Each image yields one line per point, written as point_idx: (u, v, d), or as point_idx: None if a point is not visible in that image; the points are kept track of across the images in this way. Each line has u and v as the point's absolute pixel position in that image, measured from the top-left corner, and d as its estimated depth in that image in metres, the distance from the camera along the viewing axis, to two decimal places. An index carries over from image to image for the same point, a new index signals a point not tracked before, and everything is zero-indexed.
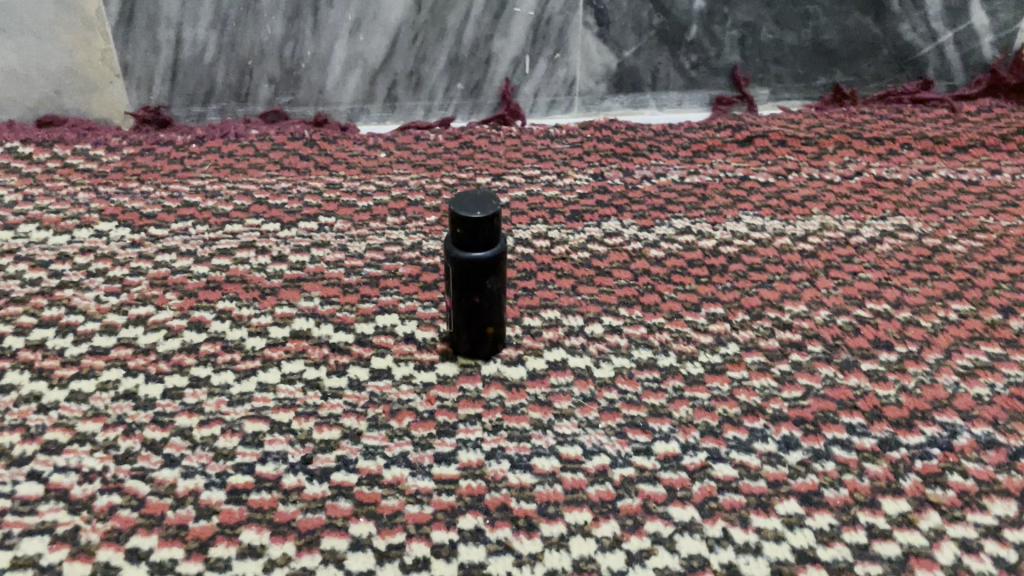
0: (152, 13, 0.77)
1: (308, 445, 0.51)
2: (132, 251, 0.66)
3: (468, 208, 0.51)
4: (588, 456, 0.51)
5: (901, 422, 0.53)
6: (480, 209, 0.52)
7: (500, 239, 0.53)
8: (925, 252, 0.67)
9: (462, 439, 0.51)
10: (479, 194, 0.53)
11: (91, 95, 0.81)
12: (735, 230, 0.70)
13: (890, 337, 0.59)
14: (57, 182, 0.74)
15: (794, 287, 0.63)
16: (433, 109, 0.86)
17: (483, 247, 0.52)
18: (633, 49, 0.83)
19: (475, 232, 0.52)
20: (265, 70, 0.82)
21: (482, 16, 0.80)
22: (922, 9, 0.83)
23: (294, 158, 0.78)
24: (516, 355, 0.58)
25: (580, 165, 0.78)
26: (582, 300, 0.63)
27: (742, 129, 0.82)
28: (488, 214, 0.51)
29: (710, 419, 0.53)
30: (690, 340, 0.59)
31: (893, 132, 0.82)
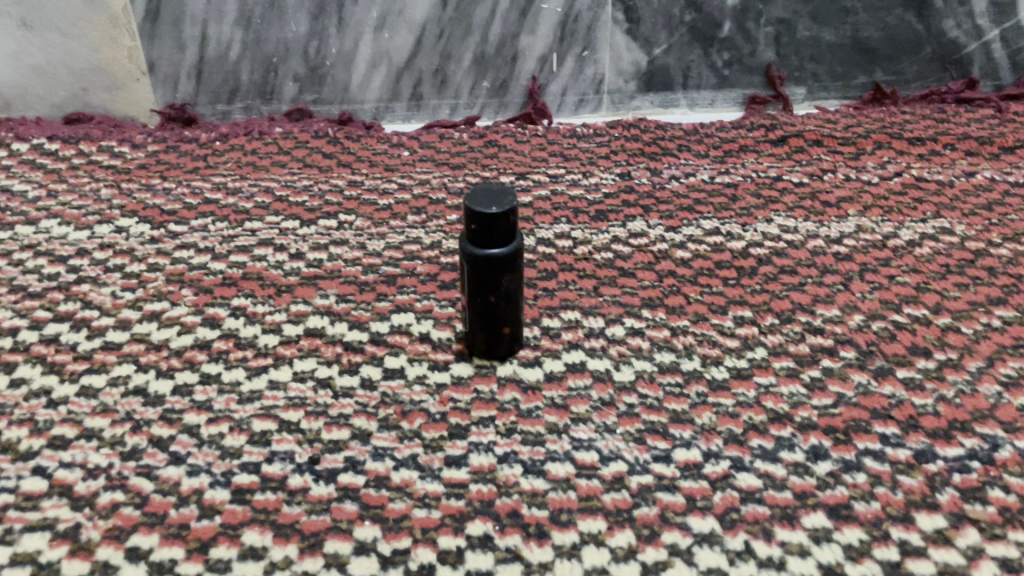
0: (177, 12, 0.77)
1: (316, 444, 0.50)
2: (151, 247, 0.66)
3: (482, 203, 0.50)
4: (605, 463, 0.48)
5: (938, 433, 0.50)
6: (495, 204, 0.50)
7: (516, 236, 0.52)
8: (967, 256, 0.64)
9: (474, 442, 0.50)
10: (496, 188, 0.51)
11: (117, 93, 0.81)
12: (766, 231, 0.67)
13: (928, 344, 0.56)
14: (80, 179, 0.74)
15: (826, 291, 0.61)
16: (458, 108, 0.85)
17: (498, 243, 0.51)
18: (664, 47, 0.81)
19: (490, 228, 0.50)
20: (290, 67, 0.81)
21: (509, 13, 0.79)
22: (968, 5, 0.80)
23: (317, 157, 0.77)
24: (533, 357, 0.56)
25: (606, 164, 0.76)
26: (604, 301, 0.61)
27: (776, 128, 0.79)
28: (504, 210, 0.50)
29: (735, 426, 0.50)
30: (716, 344, 0.56)
31: (936, 133, 0.78)
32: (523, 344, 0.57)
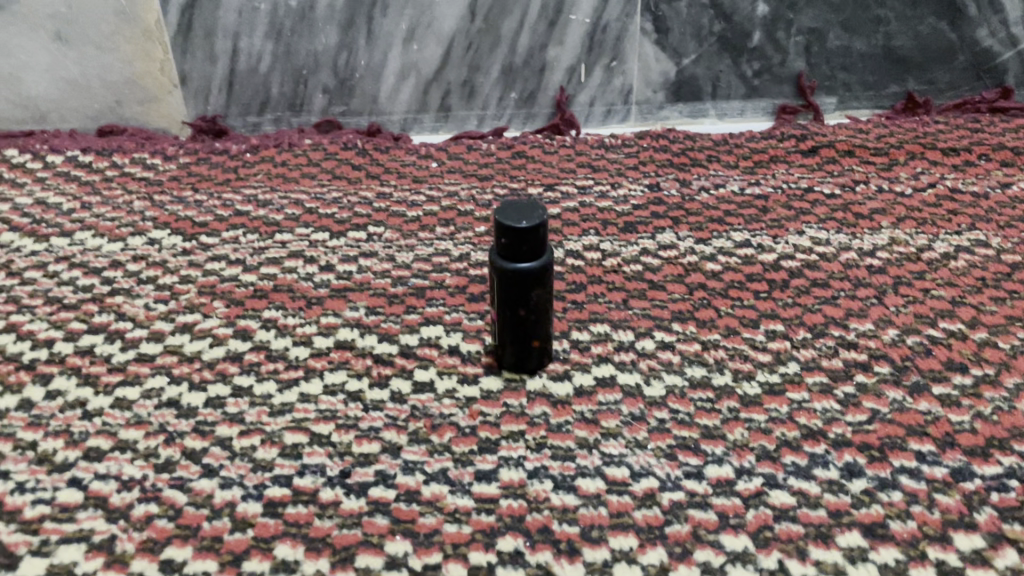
0: (209, 25, 0.78)
1: (347, 458, 0.50)
2: (183, 259, 0.66)
3: (511, 218, 0.50)
4: (636, 478, 0.48)
5: (976, 451, 0.49)
6: (525, 218, 0.50)
7: (546, 249, 0.52)
8: (1003, 269, 0.63)
9: (504, 456, 0.50)
10: (526, 203, 0.51)
11: (149, 105, 0.82)
12: (798, 243, 0.66)
13: (964, 359, 0.55)
14: (114, 191, 0.75)
15: (860, 304, 0.60)
16: (486, 119, 0.85)
17: (528, 257, 0.51)
18: (693, 57, 0.81)
19: (520, 241, 0.50)
20: (319, 79, 0.81)
21: (538, 24, 0.79)
22: (1002, 14, 0.79)
23: (346, 168, 0.78)
24: (563, 370, 0.56)
25: (635, 175, 0.76)
26: (634, 314, 0.60)
27: (807, 139, 0.79)
28: (534, 224, 0.50)
29: (768, 442, 0.50)
30: (748, 358, 0.56)
31: (970, 143, 0.77)
32: (553, 359, 0.56)
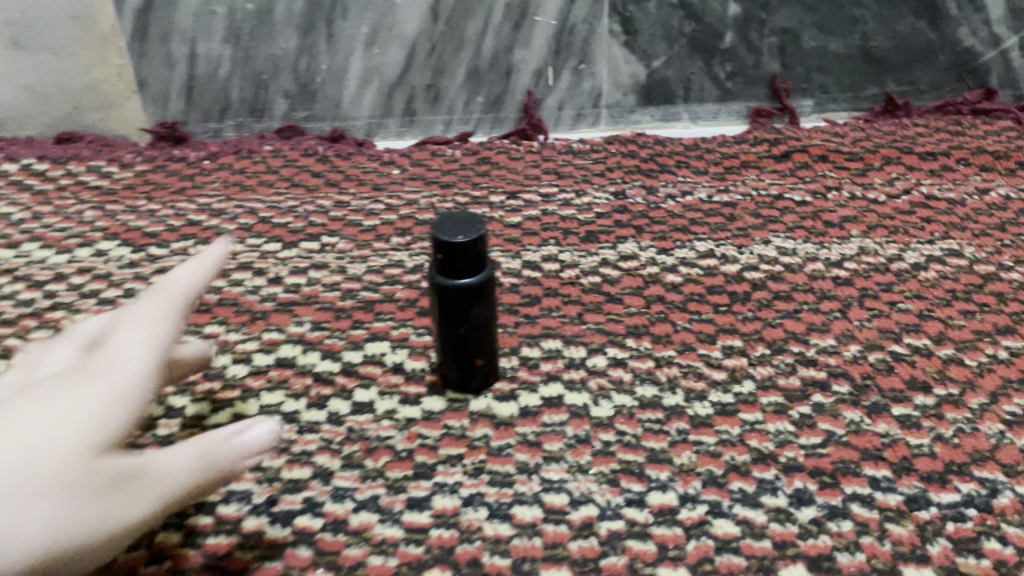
0: (166, 29, 0.76)
1: (275, 484, 0.48)
2: (129, 272, 0.65)
3: (447, 232, 0.47)
4: (574, 506, 0.46)
5: (933, 477, 0.46)
6: (461, 232, 0.47)
7: (486, 264, 0.49)
8: (976, 281, 0.60)
9: (439, 482, 0.48)
10: (467, 214, 0.48)
11: (109, 111, 0.80)
12: (763, 254, 0.64)
13: (928, 378, 0.52)
14: (66, 200, 0.73)
15: (822, 318, 0.57)
16: (452, 124, 0.83)
17: (466, 273, 0.48)
18: (663, 59, 0.79)
19: (457, 258, 0.47)
20: (280, 84, 0.79)
21: (502, 26, 0.76)
22: (983, 12, 0.76)
23: (305, 176, 0.76)
24: (509, 390, 0.54)
25: (600, 182, 0.73)
26: (587, 329, 0.58)
27: (781, 143, 0.76)
28: (471, 240, 0.47)
29: (715, 467, 0.48)
30: (702, 376, 0.54)
31: (949, 146, 0.74)
32: (500, 376, 0.54)
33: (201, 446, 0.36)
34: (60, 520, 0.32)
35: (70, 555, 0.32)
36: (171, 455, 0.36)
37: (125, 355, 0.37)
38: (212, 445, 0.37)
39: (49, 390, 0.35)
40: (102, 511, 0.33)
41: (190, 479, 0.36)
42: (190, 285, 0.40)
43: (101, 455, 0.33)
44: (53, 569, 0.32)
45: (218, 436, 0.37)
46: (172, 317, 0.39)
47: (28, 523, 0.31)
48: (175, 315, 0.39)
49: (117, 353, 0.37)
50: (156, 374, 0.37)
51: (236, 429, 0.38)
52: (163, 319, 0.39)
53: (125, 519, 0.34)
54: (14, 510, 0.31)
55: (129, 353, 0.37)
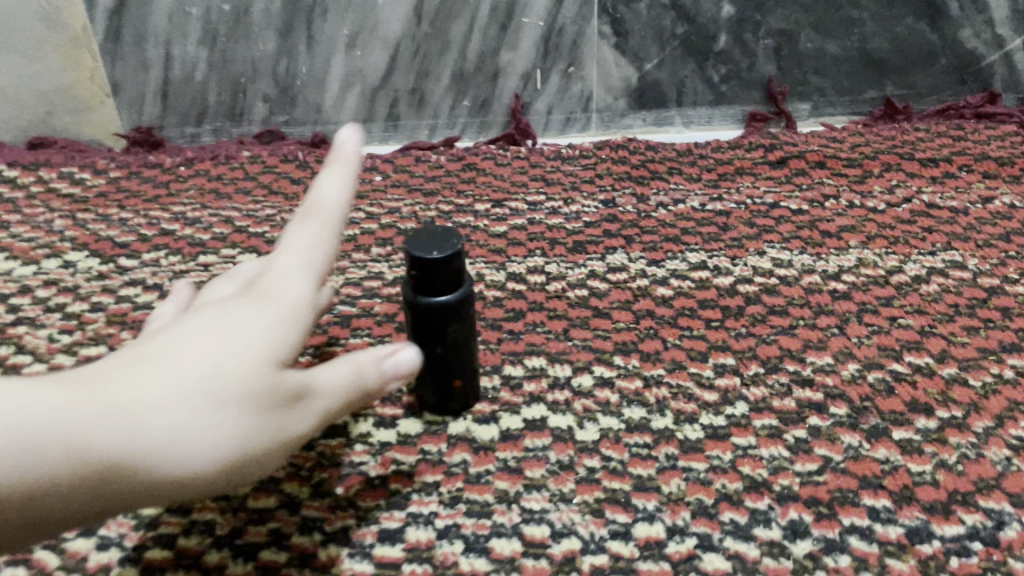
0: (140, 30, 0.73)
1: (240, 514, 0.45)
2: (97, 284, 0.62)
3: (420, 248, 0.44)
4: (556, 539, 0.43)
5: (935, 508, 0.44)
6: (436, 248, 0.44)
7: (463, 280, 0.46)
8: (979, 295, 0.58)
9: (413, 512, 0.45)
10: (444, 228, 0.45)
11: (81, 116, 0.77)
12: (757, 265, 0.61)
13: (930, 399, 0.50)
14: (35, 209, 0.70)
15: (819, 335, 0.55)
16: (438, 128, 0.80)
17: (441, 292, 0.45)
18: (655, 61, 0.76)
19: (430, 274, 0.44)
20: (259, 88, 0.77)
21: (488, 27, 0.74)
22: (986, 13, 0.74)
23: (284, 183, 0.73)
24: (489, 412, 0.51)
25: (590, 190, 0.71)
26: (573, 346, 0.55)
27: (776, 149, 0.73)
28: (446, 255, 0.44)
29: (706, 496, 0.45)
30: (692, 397, 0.51)
31: (951, 152, 0.72)
32: (479, 396, 0.52)
33: (354, 362, 0.38)
34: (241, 431, 0.32)
35: (249, 461, 0.33)
36: (328, 369, 0.37)
37: (291, 277, 0.38)
38: (364, 361, 0.38)
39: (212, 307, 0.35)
40: (271, 425, 0.33)
41: (350, 395, 0.37)
42: (343, 199, 0.41)
43: (278, 371, 0.34)
44: (229, 478, 0.33)
45: (369, 356, 0.39)
46: (331, 237, 0.40)
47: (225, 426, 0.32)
48: (339, 235, 0.40)
49: (284, 274, 0.38)
50: (315, 290, 0.38)
51: (383, 352, 0.40)
52: (319, 239, 0.39)
53: (296, 427, 0.35)
54: (213, 413, 0.31)
55: (293, 274, 0.38)
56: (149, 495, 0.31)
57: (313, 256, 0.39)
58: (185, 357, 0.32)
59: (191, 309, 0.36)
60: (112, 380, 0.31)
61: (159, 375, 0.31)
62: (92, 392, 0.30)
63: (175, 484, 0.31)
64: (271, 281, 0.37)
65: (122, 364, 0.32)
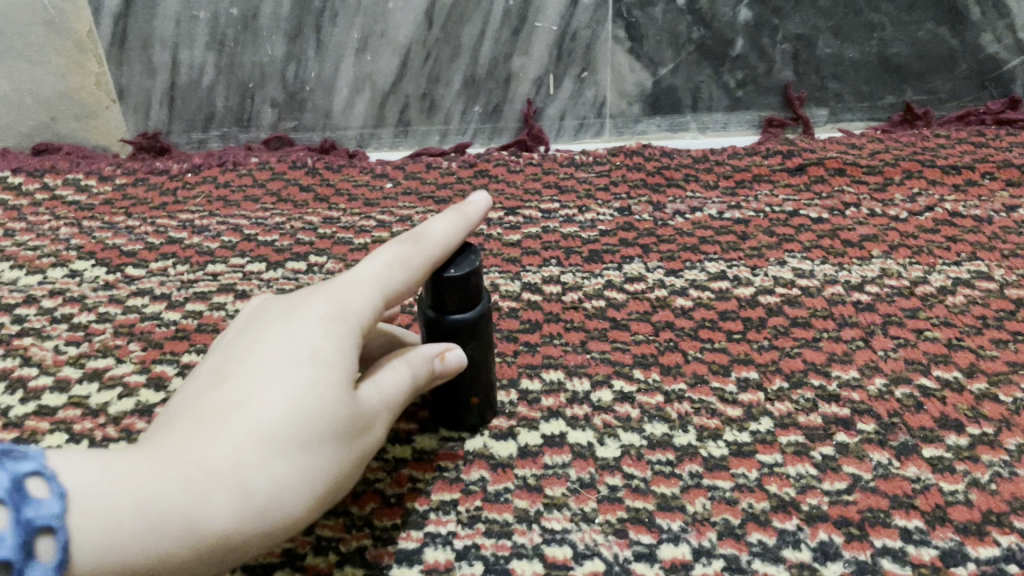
0: (146, 35, 0.72)
1: None
2: (104, 294, 0.61)
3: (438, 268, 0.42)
4: (579, 561, 0.42)
5: (970, 528, 0.43)
6: (454, 266, 0.42)
7: (481, 298, 0.44)
8: (1007, 306, 0.56)
9: (431, 532, 0.44)
10: (467, 252, 0.43)
11: (86, 121, 0.77)
12: (778, 275, 0.60)
13: (960, 416, 0.49)
14: (41, 216, 0.69)
15: (844, 347, 0.54)
16: (449, 134, 0.79)
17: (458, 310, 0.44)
18: (670, 66, 0.75)
19: (447, 292, 0.43)
20: (267, 93, 0.75)
21: (500, 32, 0.72)
22: (1007, 18, 0.72)
23: (293, 190, 0.72)
24: (507, 427, 0.50)
25: (604, 197, 0.70)
26: (592, 358, 0.54)
27: (795, 155, 0.72)
28: (464, 274, 0.42)
29: (732, 516, 0.44)
30: (715, 413, 0.50)
31: (973, 159, 0.70)
32: (497, 414, 0.50)
33: (413, 365, 0.40)
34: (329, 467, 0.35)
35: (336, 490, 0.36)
36: (390, 376, 0.39)
37: (358, 290, 0.39)
38: (424, 364, 0.40)
39: (282, 328, 0.36)
40: (353, 451, 0.36)
41: (409, 395, 0.40)
42: (447, 240, 0.42)
43: (352, 401, 0.36)
44: (324, 504, 0.35)
45: (422, 355, 0.41)
46: (406, 247, 0.41)
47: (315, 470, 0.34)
48: (426, 263, 0.41)
49: (349, 286, 0.39)
50: (381, 303, 0.40)
51: (433, 348, 0.42)
52: (389, 253, 0.40)
53: (369, 446, 0.37)
54: (302, 460, 0.34)
55: (359, 288, 0.39)
56: (258, 546, 0.34)
57: (393, 271, 0.40)
58: (267, 403, 0.34)
59: (258, 325, 0.38)
60: (205, 439, 0.33)
61: (247, 429, 0.33)
62: (192, 461, 0.32)
63: (279, 533, 0.34)
64: (340, 291, 0.38)
65: (211, 417, 0.34)
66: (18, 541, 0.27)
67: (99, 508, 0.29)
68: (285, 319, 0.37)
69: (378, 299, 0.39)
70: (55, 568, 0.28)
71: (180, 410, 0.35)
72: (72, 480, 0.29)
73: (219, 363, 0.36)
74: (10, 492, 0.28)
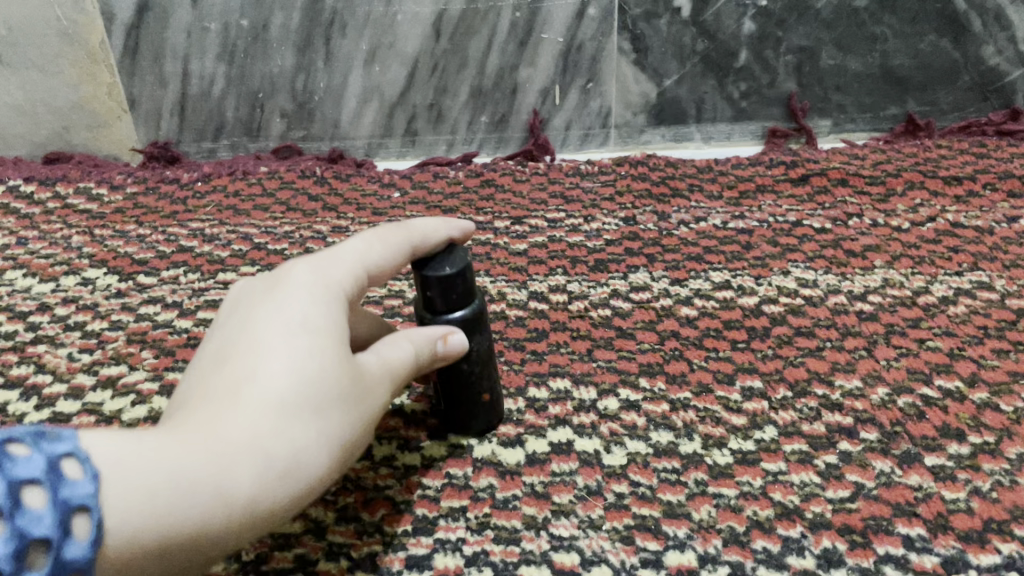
0: (157, 47, 0.73)
1: (265, 539, 0.44)
2: (116, 302, 0.62)
3: (424, 262, 0.43)
4: (586, 567, 0.43)
5: (971, 536, 0.43)
6: (448, 263, 0.43)
7: (475, 294, 0.45)
8: (1008, 316, 0.57)
9: (440, 538, 0.45)
10: (458, 247, 0.45)
11: (98, 131, 0.78)
12: (782, 285, 0.61)
13: (962, 425, 0.49)
14: (53, 225, 0.70)
15: (847, 357, 0.54)
16: (455, 144, 0.80)
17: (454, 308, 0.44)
18: (675, 78, 0.76)
19: (444, 290, 0.44)
20: (277, 103, 0.76)
21: (507, 43, 0.73)
22: (1009, 30, 0.73)
23: (302, 199, 0.72)
24: (515, 434, 0.50)
25: (610, 207, 0.71)
26: (598, 367, 0.55)
27: (798, 166, 0.73)
28: (458, 269, 0.43)
29: (737, 524, 0.44)
30: (720, 421, 0.50)
31: (975, 169, 0.71)
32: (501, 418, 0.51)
33: (411, 338, 0.41)
34: (343, 427, 0.36)
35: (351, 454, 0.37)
36: (391, 349, 0.40)
37: (339, 265, 0.40)
38: (424, 340, 0.42)
39: (271, 301, 0.37)
40: (365, 411, 0.37)
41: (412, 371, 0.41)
42: (429, 231, 0.43)
43: (356, 364, 0.37)
44: (343, 465, 0.36)
45: (420, 329, 0.42)
46: (382, 228, 0.43)
47: (329, 433, 0.35)
48: (408, 241, 0.42)
49: (330, 261, 0.40)
50: (363, 277, 0.41)
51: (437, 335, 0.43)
52: (368, 235, 0.43)
53: (379, 409, 0.38)
54: (317, 421, 0.35)
55: (341, 263, 0.41)
56: (284, 513, 0.34)
57: (371, 247, 0.42)
58: (274, 371, 0.35)
59: (246, 304, 0.38)
60: (220, 412, 0.33)
61: (260, 398, 0.34)
62: (211, 434, 0.33)
63: (302, 495, 0.35)
64: (322, 263, 0.40)
65: (223, 393, 0.34)
66: (55, 520, 0.27)
67: (128, 483, 0.30)
68: (275, 293, 0.38)
69: (360, 273, 0.41)
70: (91, 545, 0.28)
71: (188, 392, 0.35)
72: (98, 458, 0.29)
73: (219, 343, 0.37)
74: (46, 473, 0.27)
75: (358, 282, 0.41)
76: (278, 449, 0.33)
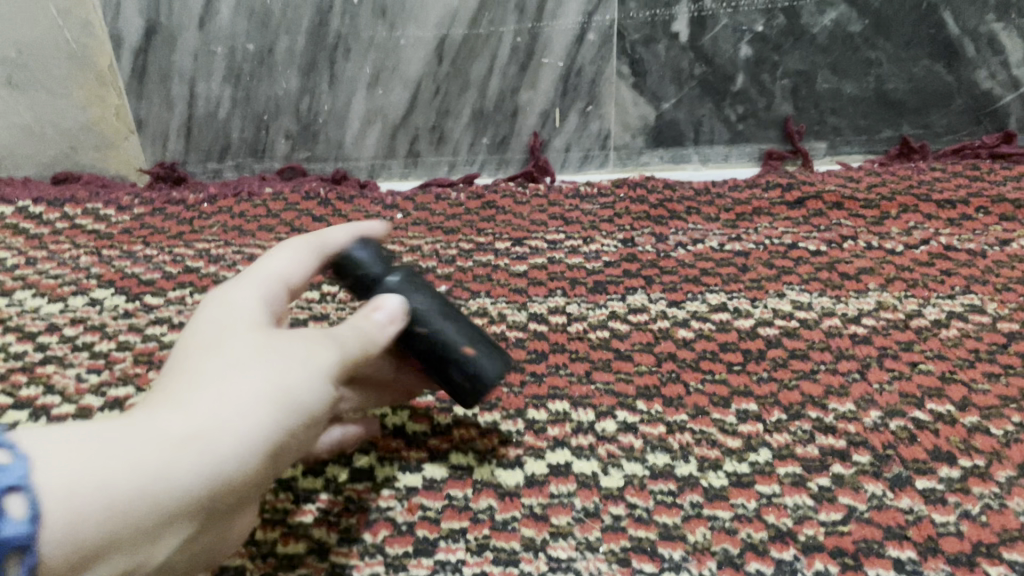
0: (165, 70, 0.75)
1: (269, 560, 0.46)
2: (123, 322, 0.63)
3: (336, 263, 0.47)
4: None
5: (960, 559, 0.44)
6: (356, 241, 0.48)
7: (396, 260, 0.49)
8: (999, 340, 0.58)
9: (441, 560, 0.46)
10: (370, 242, 0.48)
11: (105, 152, 0.79)
12: (778, 307, 0.62)
13: (953, 448, 0.50)
14: (62, 245, 0.71)
15: (840, 380, 0.55)
16: (457, 165, 0.81)
17: (382, 276, 0.47)
18: (673, 101, 0.77)
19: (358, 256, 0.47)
20: (281, 124, 0.78)
21: (508, 67, 0.75)
22: (1002, 55, 0.74)
23: (306, 220, 0.73)
24: (514, 456, 0.51)
25: (608, 229, 0.72)
26: (596, 389, 0.56)
27: (794, 189, 0.74)
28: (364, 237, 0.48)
29: (731, 546, 0.45)
30: (716, 444, 0.51)
31: (968, 193, 0.72)
32: (505, 367, 0.47)
33: (342, 324, 0.42)
34: (272, 374, 0.37)
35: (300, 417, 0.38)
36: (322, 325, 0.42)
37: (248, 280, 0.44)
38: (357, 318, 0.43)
39: (191, 324, 0.41)
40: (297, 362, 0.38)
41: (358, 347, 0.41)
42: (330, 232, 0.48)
43: (273, 334, 0.39)
44: (290, 411, 0.37)
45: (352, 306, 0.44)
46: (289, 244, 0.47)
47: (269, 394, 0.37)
48: (317, 249, 0.46)
49: (238, 282, 0.44)
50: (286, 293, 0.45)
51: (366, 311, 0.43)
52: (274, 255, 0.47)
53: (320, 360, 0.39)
54: (241, 375, 0.36)
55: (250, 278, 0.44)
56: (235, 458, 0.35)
57: (283, 261, 0.45)
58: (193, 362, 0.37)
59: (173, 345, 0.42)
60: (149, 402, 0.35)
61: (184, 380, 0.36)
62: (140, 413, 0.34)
63: (248, 439, 0.35)
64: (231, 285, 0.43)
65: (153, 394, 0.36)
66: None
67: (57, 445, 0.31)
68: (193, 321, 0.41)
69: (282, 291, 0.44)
70: (28, 522, 0.28)
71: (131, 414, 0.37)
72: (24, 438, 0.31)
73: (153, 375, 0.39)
74: None
75: (280, 297, 0.44)
76: (217, 415, 0.35)
